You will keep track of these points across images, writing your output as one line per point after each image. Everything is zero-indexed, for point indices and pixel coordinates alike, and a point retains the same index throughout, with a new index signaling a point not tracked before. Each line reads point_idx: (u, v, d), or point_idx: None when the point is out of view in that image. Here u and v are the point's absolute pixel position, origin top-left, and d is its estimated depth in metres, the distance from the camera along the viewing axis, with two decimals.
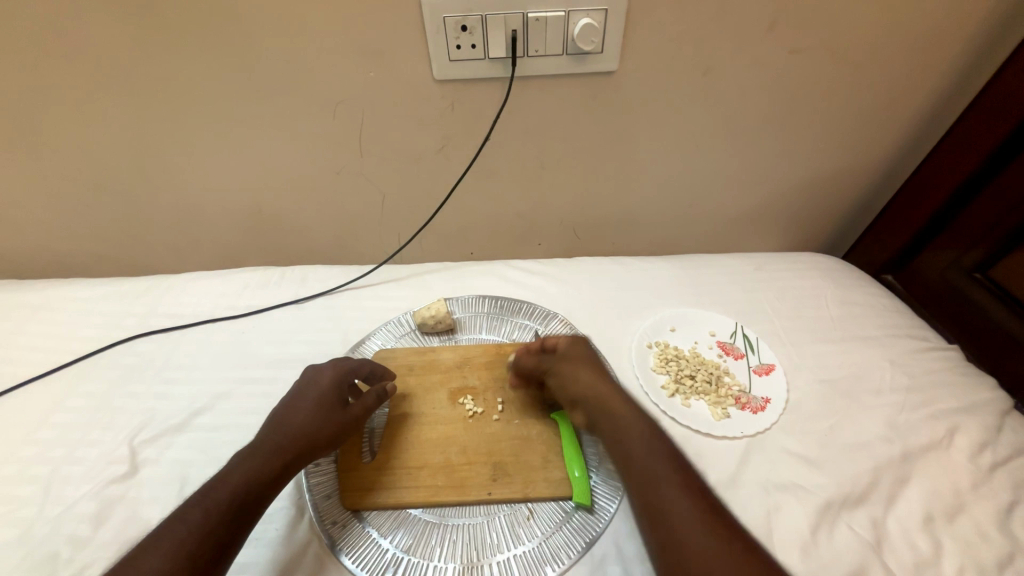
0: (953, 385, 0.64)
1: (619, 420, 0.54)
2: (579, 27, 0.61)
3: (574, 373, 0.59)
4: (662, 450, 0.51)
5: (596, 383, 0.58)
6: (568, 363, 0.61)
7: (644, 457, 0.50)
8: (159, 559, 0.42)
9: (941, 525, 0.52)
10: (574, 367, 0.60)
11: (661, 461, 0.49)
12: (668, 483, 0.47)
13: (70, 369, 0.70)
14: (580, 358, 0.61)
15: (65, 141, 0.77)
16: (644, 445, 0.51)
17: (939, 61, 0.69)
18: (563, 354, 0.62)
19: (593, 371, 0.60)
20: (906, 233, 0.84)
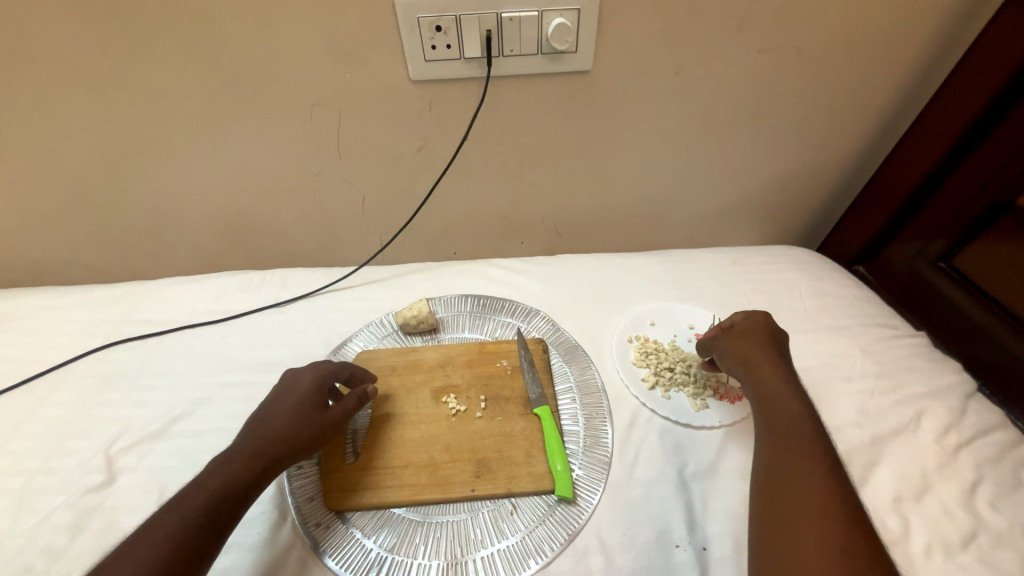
0: (921, 370, 0.67)
1: (774, 395, 0.55)
2: (553, 27, 0.62)
3: (749, 347, 0.61)
4: (801, 425, 0.51)
5: (754, 353, 0.60)
6: (754, 333, 0.62)
7: (785, 432, 0.51)
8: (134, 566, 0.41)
9: (909, 505, 0.54)
10: (759, 338, 0.61)
11: (794, 437, 0.50)
12: (799, 459, 0.48)
13: (42, 379, 0.68)
14: (756, 331, 0.62)
15: (32, 146, 0.75)
16: (796, 419, 0.52)
17: (902, 58, 0.71)
18: (743, 326, 0.63)
19: (765, 344, 0.60)
20: (875, 225, 0.87)
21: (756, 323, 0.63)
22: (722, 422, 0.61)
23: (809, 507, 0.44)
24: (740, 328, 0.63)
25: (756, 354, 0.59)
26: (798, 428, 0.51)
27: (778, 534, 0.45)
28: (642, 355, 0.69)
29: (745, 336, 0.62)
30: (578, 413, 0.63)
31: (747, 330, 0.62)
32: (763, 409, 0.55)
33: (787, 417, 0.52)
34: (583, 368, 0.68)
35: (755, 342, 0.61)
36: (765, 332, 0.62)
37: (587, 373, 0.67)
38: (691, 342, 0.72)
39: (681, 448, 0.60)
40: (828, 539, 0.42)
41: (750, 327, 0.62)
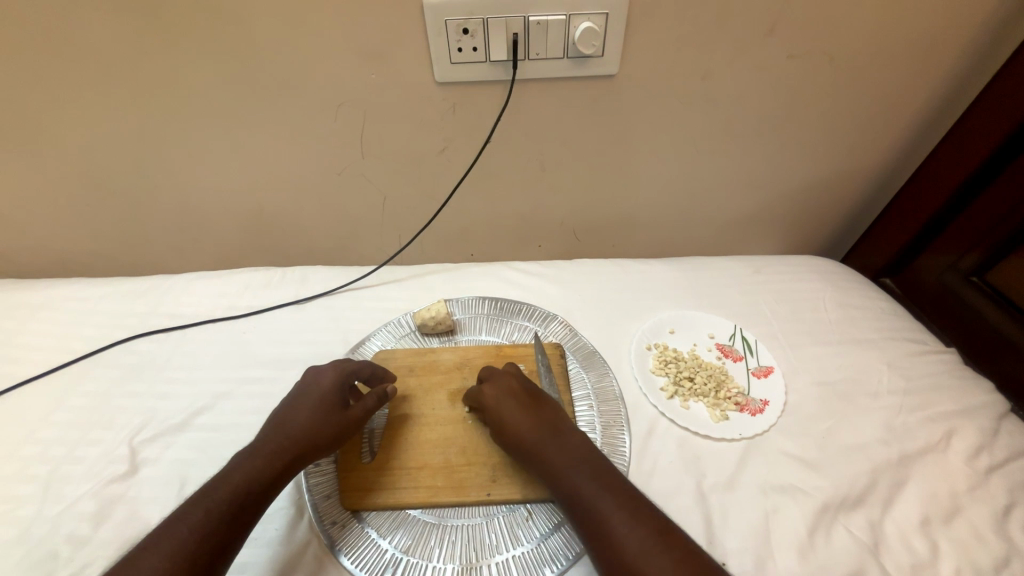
0: (951, 388, 0.65)
1: (558, 462, 0.51)
2: (580, 31, 0.62)
3: (510, 422, 0.55)
4: (600, 485, 0.49)
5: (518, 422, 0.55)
6: (502, 406, 0.57)
7: (591, 497, 0.48)
8: (158, 559, 0.42)
9: (938, 527, 0.52)
10: (511, 404, 0.56)
11: (608, 502, 0.47)
12: (619, 530, 0.45)
13: (70, 369, 0.70)
14: (505, 395, 0.58)
15: (66, 141, 0.77)
16: (598, 489, 0.48)
17: (938, 67, 0.70)
18: (491, 398, 0.58)
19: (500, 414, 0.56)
20: (904, 237, 0.84)
21: (499, 394, 0.58)
22: (742, 434, 0.60)
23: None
24: (496, 408, 0.57)
25: (518, 422, 0.55)
26: (608, 487, 0.49)
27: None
28: (661, 364, 0.69)
29: (499, 410, 0.56)
30: (595, 420, 0.63)
31: (492, 405, 0.57)
32: (552, 472, 0.51)
33: (581, 479, 0.50)
34: (600, 375, 0.67)
35: (509, 407, 0.56)
36: (514, 400, 0.57)
37: (604, 380, 0.67)
38: (711, 352, 0.71)
39: (700, 460, 0.59)
40: None
41: (498, 404, 0.57)
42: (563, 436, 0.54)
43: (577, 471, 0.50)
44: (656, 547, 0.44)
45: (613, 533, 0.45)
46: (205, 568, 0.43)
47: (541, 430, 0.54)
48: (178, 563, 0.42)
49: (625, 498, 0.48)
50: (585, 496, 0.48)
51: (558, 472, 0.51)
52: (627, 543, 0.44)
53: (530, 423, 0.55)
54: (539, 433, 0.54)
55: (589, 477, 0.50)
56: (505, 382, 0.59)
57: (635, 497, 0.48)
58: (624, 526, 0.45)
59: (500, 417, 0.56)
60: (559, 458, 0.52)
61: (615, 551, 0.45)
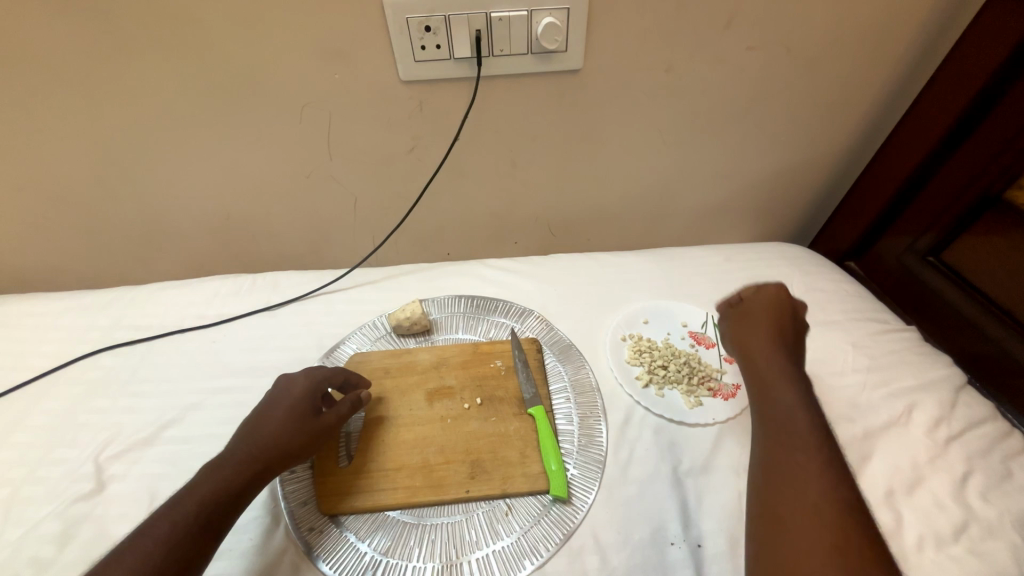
0: (912, 364, 0.67)
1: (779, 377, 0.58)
2: (542, 26, 0.62)
3: (750, 348, 0.63)
4: (809, 431, 0.52)
5: (749, 333, 0.65)
6: (749, 338, 0.64)
7: (780, 421, 0.53)
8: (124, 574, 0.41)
9: (902, 498, 0.54)
10: (761, 331, 0.64)
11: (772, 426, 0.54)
12: (800, 464, 0.49)
13: (29, 387, 0.67)
14: (753, 307, 0.68)
15: (15, 151, 0.74)
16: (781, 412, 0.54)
17: (888, 56, 0.72)
18: (750, 316, 0.67)
19: (745, 322, 0.67)
20: (865, 221, 0.87)
21: (762, 302, 0.68)
22: (715, 419, 0.61)
23: (801, 499, 0.46)
24: (755, 309, 0.67)
25: (764, 332, 0.64)
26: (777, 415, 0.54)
27: (771, 533, 0.46)
28: (636, 353, 0.69)
29: (752, 324, 0.66)
30: (572, 411, 0.63)
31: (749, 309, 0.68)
32: (764, 409, 0.56)
33: (784, 402, 0.55)
34: (577, 368, 0.68)
35: (753, 328, 0.65)
36: (767, 310, 0.67)
37: (581, 372, 0.67)
38: (684, 340, 0.72)
39: (675, 445, 0.59)
40: (818, 527, 0.43)
41: (754, 308, 0.68)
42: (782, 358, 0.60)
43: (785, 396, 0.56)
44: (824, 490, 0.46)
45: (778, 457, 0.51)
46: None
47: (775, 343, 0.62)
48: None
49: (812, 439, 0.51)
50: (774, 414, 0.55)
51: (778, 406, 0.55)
52: (796, 480, 0.48)
53: (784, 342, 0.62)
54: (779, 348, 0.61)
55: (795, 421, 0.53)
56: (767, 293, 0.69)
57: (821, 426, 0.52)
58: (810, 464, 0.48)
59: (745, 336, 0.65)
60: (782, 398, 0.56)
61: (786, 485, 0.48)
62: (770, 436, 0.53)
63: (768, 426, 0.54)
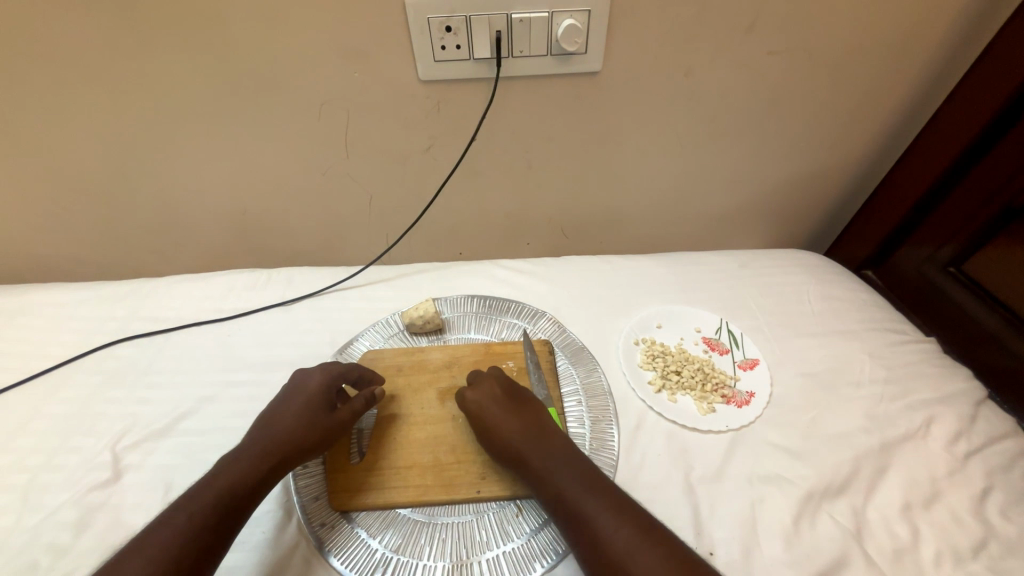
0: (931, 376, 0.66)
1: (540, 465, 0.51)
2: (563, 28, 0.62)
3: (494, 429, 0.55)
4: (611, 503, 0.48)
5: (510, 432, 0.54)
6: (485, 413, 0.56)
7: (584, 501, 0.48)
8: (141, 562, 0.41)
9: (919, 512, 0.53)
10: (493, 412, 0.56)
11: (598, 505, 0.47)
12: (611, 546, 0.45)
13: (50, 375, 0.69)
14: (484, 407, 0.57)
15: (41, 144, 0.76)
16: (586, 492, 0.49)
17: (912, 63, 0.71)
18: (476, 412, 0.57)
19: (501, 419, 0.55)
20: (885, 229, 0.86)
21: (483, 398, 0.58)
22: (728, 426, 0.61)
23: None
24: (480, 414, 0.57)
25: (498, 424, 0.55)
26: (597, 491, 0.49)
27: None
28: (649, 358, 0.69)
29: (480, 423, 0.56)
30: (584, 415, 0.63)
31: (476, 411, 0.57)
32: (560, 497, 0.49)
33: (571, 485, 0.49)
34: (589, 371, 0.67)
35: (488, 414, 0.56)
36: (497, 404, 0.57)
37: (593, 375, 0.67)
38: (698, 346, 0.72)
39: (688, 452, 0.59)
40: None
41: (482, 409, 0.57)
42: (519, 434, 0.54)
43: (568, 477, 0.50)
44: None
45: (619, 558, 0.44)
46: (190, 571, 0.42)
47: (526, 431, 0.54)
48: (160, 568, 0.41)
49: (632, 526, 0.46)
50: (574, 502, 0.48)
51: (561, 490, 0.49)
52: None
53: (523, 430, 0.54)
54: (521, 435, 0.54)
55: (584, 503, 0.48)
56: (488, 388, 0.59)
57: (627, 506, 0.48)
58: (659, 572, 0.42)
59: (481, 424, 0.56)
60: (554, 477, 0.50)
61: None
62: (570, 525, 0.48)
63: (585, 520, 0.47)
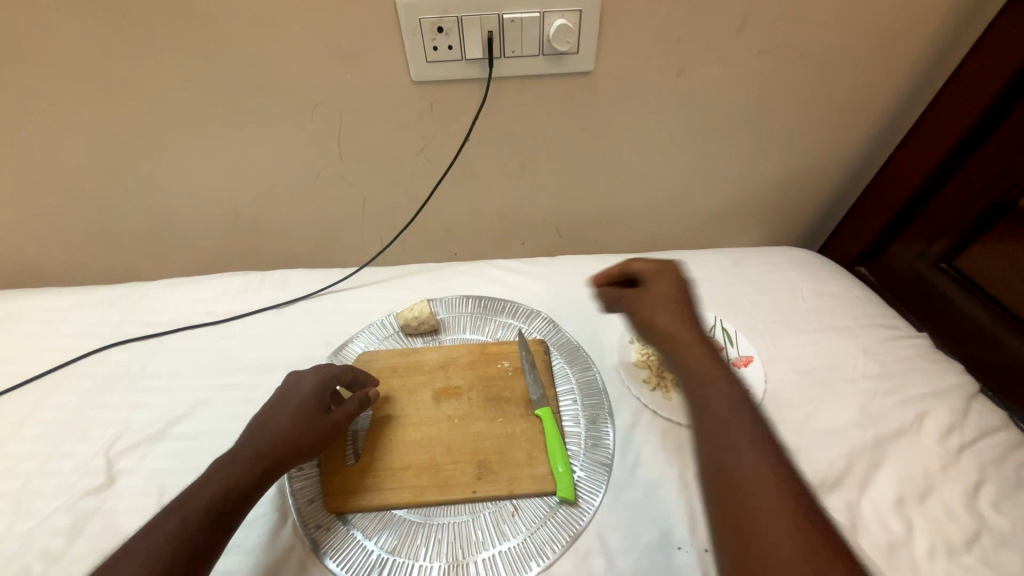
0: (924, 371, 0.67)
1: (695, 369, 0.48)
2: (555, 28, 0.62)
3: (652, 319, 0.53)
4: (751, 430, 0.43)
5: (672, 322, 0.52)
6: (646, 299, 0.55)
7: (717, 415, 0.45)
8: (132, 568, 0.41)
9: (912, 507, 0.54)
10: (661, 306, 0.53)
11: (733, 420, 0.44)
12: (738, 459, 0.42)
13: (42, 380, 0.68)
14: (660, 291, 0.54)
15: (32, 147, 0.75)
16: (730, 405, 0.45)
17: (901, 60, 0.72)
18: (652, 294, 0.55)
19: (672, 310, 0.53)
20: (876, 227, 0.87)
21: (658, 283, 0.55)
22: None
23: (784, 531, 0.37)
24: (648, 292, 0.55)
25: (656, 317, 0.52)
26: (739, 407, 0.45)
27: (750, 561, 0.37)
28: (643, 357, 0.68)
29: (648, 304, 0.54)
30: (579, 413, 0.63)
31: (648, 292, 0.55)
32: (702, 410, 0.46)
33: (717, 397, 0.46)
34: (584, 370, 0.68)
35: (661, 310, 0.53)
36: (664, 294, 0.54)
37: (588, 374, 0.67)
38: None
39: (683, 449, 0.59)
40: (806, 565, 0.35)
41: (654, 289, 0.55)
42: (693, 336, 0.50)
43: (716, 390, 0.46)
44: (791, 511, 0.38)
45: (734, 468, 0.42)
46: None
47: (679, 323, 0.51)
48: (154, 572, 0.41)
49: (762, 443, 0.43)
50: (710, 410, 0.45)
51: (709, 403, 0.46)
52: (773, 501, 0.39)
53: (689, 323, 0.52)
54: (678, 332, 0.51)
55: (720, 414, 0.45)
56: (665, 277, 0.56)
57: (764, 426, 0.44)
58: (774, 487, 0.40)
59: (648, 309, 0.53)
60: (718, 390, 0.46)
61: (750, 502, 0.39)
62: (705, 437, 0.45)
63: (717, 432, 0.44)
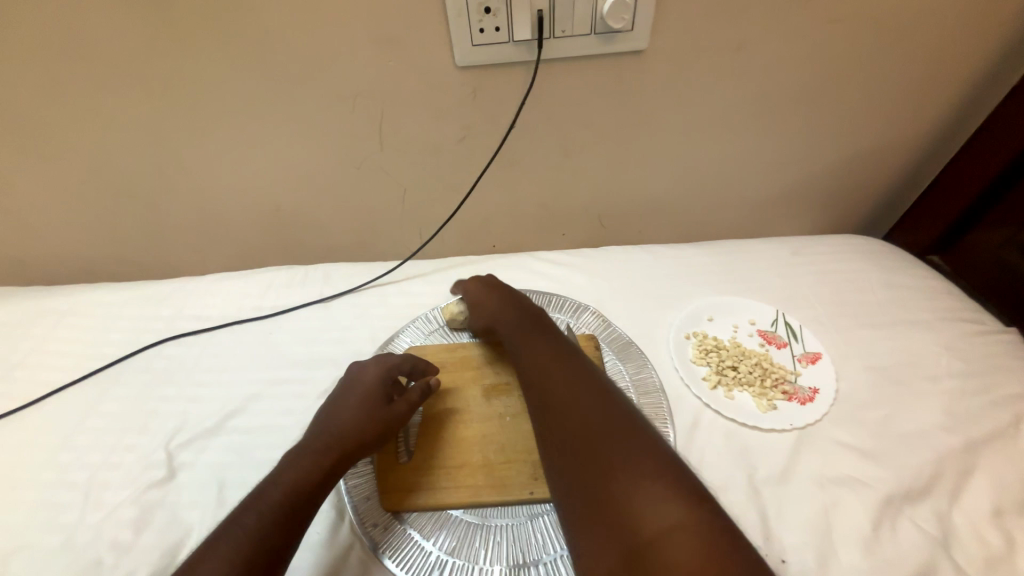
0: (1016, 370, 0.61)
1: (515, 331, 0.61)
2: (609, 4, 0.58)
3: (483, 310, 0.66)
4: (559, 361, 0.54)
5: (492, 309, 0.65)
6: (478, 297, 0.68)
7: (535, 357, 0.56)
8: (216, 562, 0.41)
9: (1012, 519, 0.49)
10: (486, 294, 0.68)
11: (540, 360, 0.55)
12: (543, 386, 0.52)
13: (100, 375, 0.70)
14: (479, 291, 0.69)
15: (83, 145, 0.76)
16: (543, 349, 0.56)
17: (994, 25, 0.65)
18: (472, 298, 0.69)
19: (492, 303, 0.66)
20: (953, 213, 0.80)
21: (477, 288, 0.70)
22: (793, 424, 0.57)
23: (586, 420, 0.47)
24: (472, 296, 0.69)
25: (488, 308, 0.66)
26: (548, 350, 0.56)
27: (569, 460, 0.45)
28: (702, 353, 0.66)
29: (475, 305, 0.68)
30: None
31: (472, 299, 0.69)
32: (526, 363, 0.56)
33: (533, 344, 0.57)
34: (638, 367, 0.65)
35: (485, 309, 0.66)
36: (483, 291, 0.68)
37: (643, 372, 0.64)
38: (753, 338, 0.68)
39: (750, 451, 0.56)
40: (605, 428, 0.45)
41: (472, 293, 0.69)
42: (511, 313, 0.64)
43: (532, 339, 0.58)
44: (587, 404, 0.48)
45: (551, 388, 0.51)
46: (264, 571, 0.42)
47: (501, 308, 0.65)
48: (235, 566, 0.41)
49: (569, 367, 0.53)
50: (529, 357, 0.56)
51: (524, 354, 0.57)
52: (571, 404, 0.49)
53: (507, 304, 0.65)
54: (497, 312, 0.65)
55: (538, 357, 0.55)
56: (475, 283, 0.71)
57: (572, 357, 0.55)
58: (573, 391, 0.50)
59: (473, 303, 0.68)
60: (532, 349, 0.57)
61: (561, 411, 0.49)
62: (531, 381, 0.54)
63: (532, 378, 0.54)
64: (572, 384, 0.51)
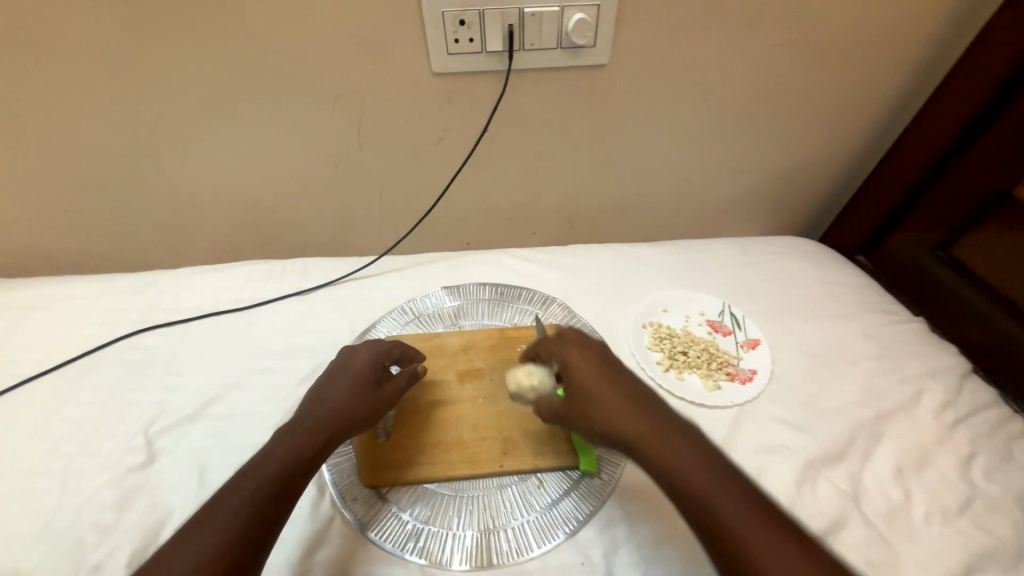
0: (920, 352, 0.70)
1: (619, 407, 0.49)
2: (573, 22, 0.64)
3: (576, 374, 0.53)
4: (702, 459, 0.44)
5: (590, 377, 0.53)
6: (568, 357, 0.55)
7: (669, 451, 0.45)
8: (213, 527, 0.44)
9: (911, 476, 0.58)
10: (582, 356, 0.55)
11: (681, 455, 0.45)
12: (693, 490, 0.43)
13: (73, 366, 0.70)
14: (573, 348, 0.56)
15: (55, 137, 0.76)
16: (672, 439, 0.46)
17: (902, 54, 0.75)
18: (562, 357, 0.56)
19: (592, 367, 0.53)
20: (874, 217, 0.90)
21: (565, 344, 0.57)
22: (734, 401, 0.65)
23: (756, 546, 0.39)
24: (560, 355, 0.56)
25: (581, 372, 0.53)
26: (684, 441, 0.46)
27: None
28: (656, 340, 0.73)
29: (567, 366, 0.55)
30: None
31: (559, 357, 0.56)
32: (655, 455, 0.45)
33: (660, 430, 0.47)
34: None
35: (582, 372, 0.53)
36: (580, 351, 0.55)
37: None
38: (702, 327, 0.75)
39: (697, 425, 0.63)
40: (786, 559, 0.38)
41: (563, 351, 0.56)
42: (616, 385, 0.51)
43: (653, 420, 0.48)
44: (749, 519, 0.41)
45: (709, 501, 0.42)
46: (258, 535, 0.45)
47: (606, 376, 0.52)
48: (232, 529, 0.44)
49: (715, 468, 0.44)
50: (660, 448, 0.46)
51: (652, 443, 0.46)
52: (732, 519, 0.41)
53: (608, 370, 0.53)
54: (596, 378, 0.52)
55: (673, 451, 0.45)
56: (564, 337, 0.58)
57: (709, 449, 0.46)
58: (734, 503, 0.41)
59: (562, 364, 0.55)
60: (658, 437, 0.46)
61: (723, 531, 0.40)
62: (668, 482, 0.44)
63: (672, 481, 0.44)
64: (724, 491, 0.42)
